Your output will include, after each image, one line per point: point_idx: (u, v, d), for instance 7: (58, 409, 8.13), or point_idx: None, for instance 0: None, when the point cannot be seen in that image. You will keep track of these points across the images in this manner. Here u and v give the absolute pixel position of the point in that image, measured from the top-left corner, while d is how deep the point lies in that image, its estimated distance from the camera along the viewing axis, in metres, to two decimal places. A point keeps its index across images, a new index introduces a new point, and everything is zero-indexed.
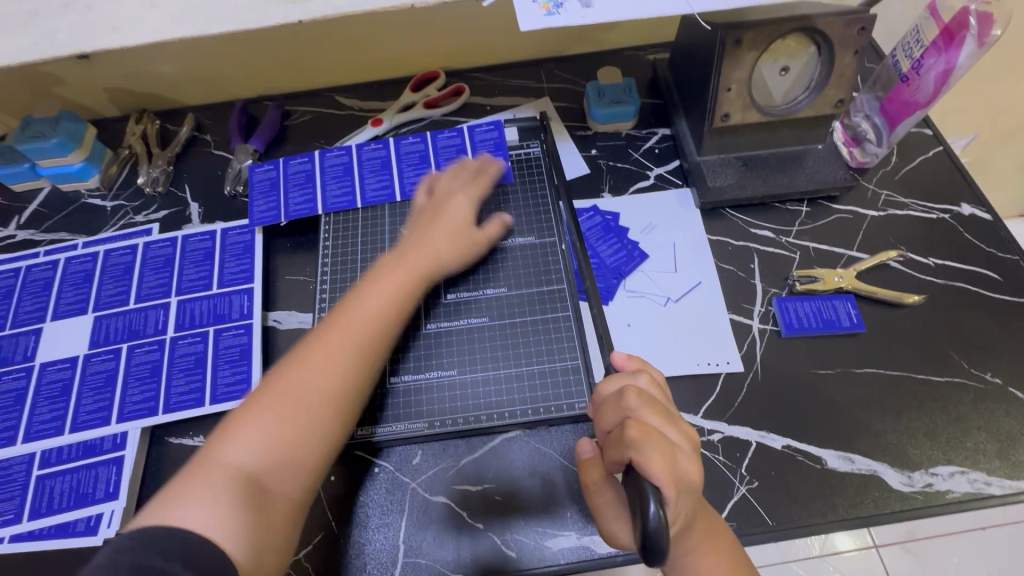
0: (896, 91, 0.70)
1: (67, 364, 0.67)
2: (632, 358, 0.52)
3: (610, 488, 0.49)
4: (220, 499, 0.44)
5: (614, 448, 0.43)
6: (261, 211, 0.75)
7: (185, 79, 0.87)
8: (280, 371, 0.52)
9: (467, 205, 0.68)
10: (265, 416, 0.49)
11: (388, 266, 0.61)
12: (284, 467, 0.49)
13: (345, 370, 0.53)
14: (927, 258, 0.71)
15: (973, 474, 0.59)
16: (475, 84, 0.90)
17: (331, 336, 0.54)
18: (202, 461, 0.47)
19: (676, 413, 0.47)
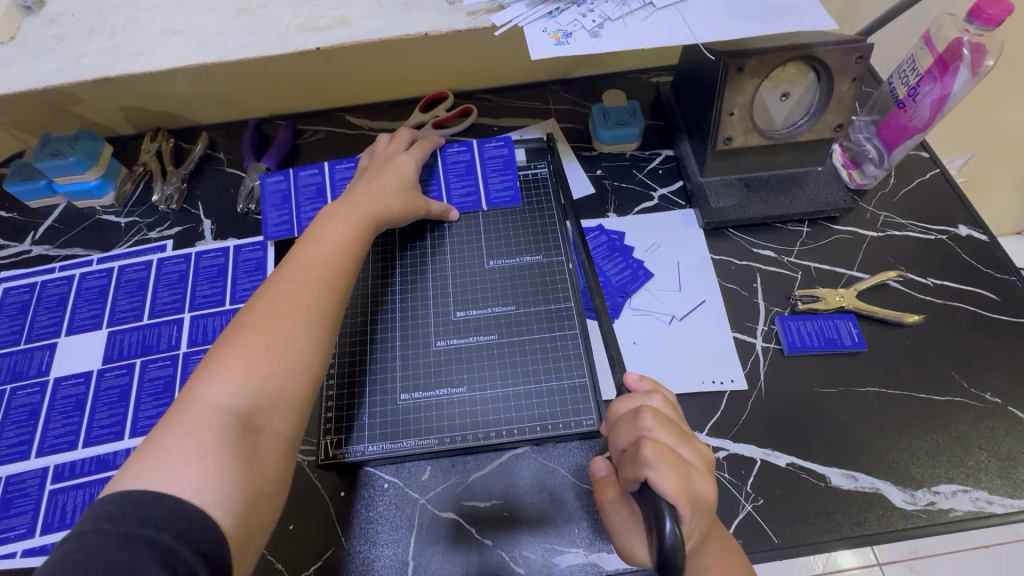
0: (893, 116, 0.73)
1: (81, 379, 0.68)
2: (645, 380, 0.53)
3: (625, 507, 0.49)
4: (210, 433, 0.44)
5: (628, 465, 0.44)
6: (274, 225, 0.76)
7: (200, 99, 0.89)
8: (248, 309, 0.53)
9: (411, 163, 0.72)
10: (244, 351, 0.49)
11: (339, 209, 0.64)
12: (273, 400, 0.49)
13: (308, 291, 0.55)
14: (926, 279, 0.73)
15: (975, 493, 0.60)
16: (483, 105, 0.92)
17: (292, 271, 0.56)
18: (180, 408, 0.46)
19: (690, 433, 0.48)
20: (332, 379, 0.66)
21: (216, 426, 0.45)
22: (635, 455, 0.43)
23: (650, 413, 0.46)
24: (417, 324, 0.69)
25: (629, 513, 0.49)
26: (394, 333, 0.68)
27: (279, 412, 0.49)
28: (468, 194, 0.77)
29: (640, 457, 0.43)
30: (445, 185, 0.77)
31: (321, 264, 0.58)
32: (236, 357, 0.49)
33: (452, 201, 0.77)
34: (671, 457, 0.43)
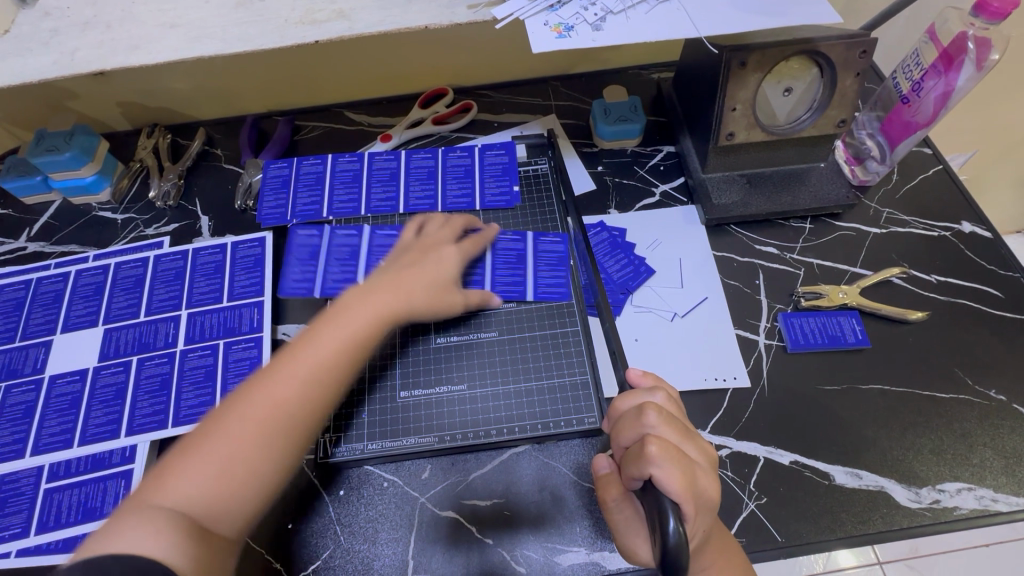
0: (897, 111, 0.72)
1: (77, 377, 0.67)
2: (648, 375, 0.53)
3: (629, 505, 0.48)
4: (152, 537, 0.40)
5: (631, 462, 0.43)
6: (294, 280, 0.70)
7: (198, 94, 0.88)
8: (229, 403, 0.48)
9: (456, 259, 0.64)
10: (210, 457, 0.45)
11: (354, 299, 0.55)
12: (225, 512, 0.45)
13: (296, 403, 0.48)
14: (929, 275, 0.72)
15: (980, 491, 0.59)
16: (483, 100, 0.92)
17: (283, 369, 0.49)
18: (141, 498, 0.43)
19: (694, 431, 0.48)
20: None
21: (170, 519, 0.42)
22: (638, 453, 0.43)
23: (655, 410, 0.45)
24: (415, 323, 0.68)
25: (632, 512, 0.48)
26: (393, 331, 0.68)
27: (230, 520, 0.45)
28: (512, 279, 0.69)
29: (644, 454, 0.42)
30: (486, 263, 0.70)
31: (313, 375, 0.50)
32: (199, 463, 0.45)
33: (494, 286, 0.69)
34: (675, 455, 0.42)
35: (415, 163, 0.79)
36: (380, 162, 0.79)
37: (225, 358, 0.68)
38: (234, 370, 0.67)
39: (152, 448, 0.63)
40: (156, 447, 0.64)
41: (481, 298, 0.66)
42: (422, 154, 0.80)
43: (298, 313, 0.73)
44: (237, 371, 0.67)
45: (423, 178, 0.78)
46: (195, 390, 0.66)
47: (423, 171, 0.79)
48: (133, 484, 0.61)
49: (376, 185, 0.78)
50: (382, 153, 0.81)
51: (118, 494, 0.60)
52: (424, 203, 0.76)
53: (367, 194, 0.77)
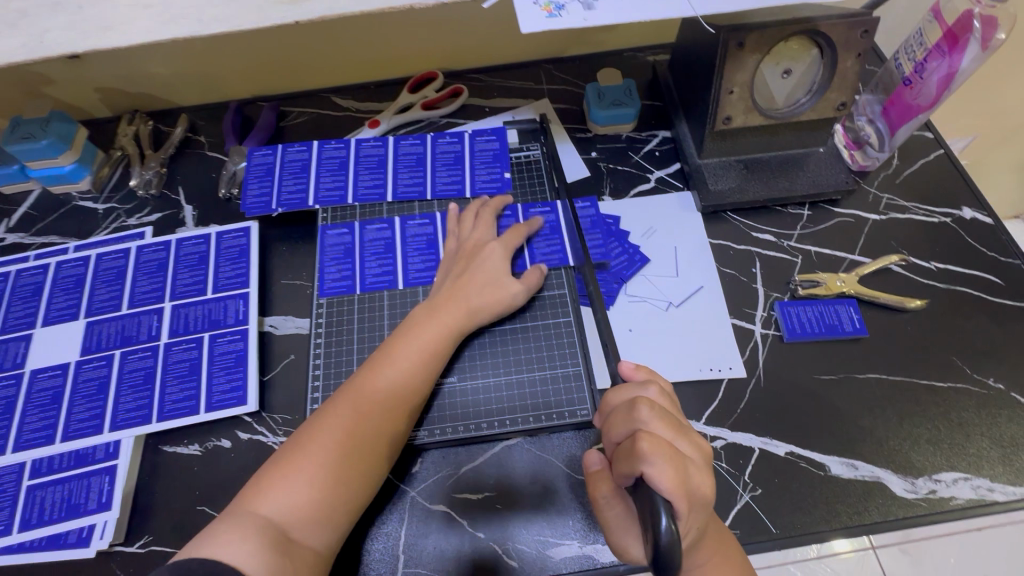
0: (898, 94, 0.70)
1: (58, 371, 0.65)
2: (641, 369, 0.52)
3: (620, 503, 0.47)
4: (252, 540, 0.47)
5: (623, 458, 0.42)
6: (332, 280, 0.69)
7: (179, 80, 0.85)
8: (313, 422, 0.55)
9: (501, 252, 0.66)
10: (301, 470, 0.51)
11: (421, 320, 0.61)
12: (313, 523, 0.50)
13: (376, 420, 0.55)
14: (928, 263, 0.71)
15: (977, 481, 0.58)
16: (473, 84, 0.89)
17: (361, 389, 0.56)
18: (241, 507, 0.50)
19: (687, 425, 0.46)
20: (318, 369, 0.64)
21: (260, 531, 0.48)
22: (630, 449, 0.41)
23: (647, 405, 0.44)
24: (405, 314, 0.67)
25: (624, 509, 0.47)
26: (383, 322, 0.66)
27: (317, 530, 0.50)
28: (552, 253, 0.69)
29: (637, 451, 0.41)
30: (528, 243, 0.70)
31: (390, 394, 0.56)
32: (292, 475, 0.51)
33: (534, 259, 0.69)
34: (669, 451, 0.41)
35: (403, 150, 0.77)
36: (368, 148, 0.77)
37: (210, 352, 0.66)
38: (219, 363, 0.65)
39: (136, 444, 0.62)
40: (141, 442, 0.62)
41: (535, 268, 0.66)
42: (410, 141, 0.78)
43: (285, 304, 0.71)
44: (222, 364, 0.65)
45: (411, 165, 0.76)
46: (180, 384, 0.64)
47: (412, 158, 0.77)
48: (117, 480, 0.59)
49: (363, 173, 0.76)
50: (370, 139, 0.78)
51: (102, 491, 0.59)
52: (413, 191, 0.74)
53: (353, 182, 0.75)
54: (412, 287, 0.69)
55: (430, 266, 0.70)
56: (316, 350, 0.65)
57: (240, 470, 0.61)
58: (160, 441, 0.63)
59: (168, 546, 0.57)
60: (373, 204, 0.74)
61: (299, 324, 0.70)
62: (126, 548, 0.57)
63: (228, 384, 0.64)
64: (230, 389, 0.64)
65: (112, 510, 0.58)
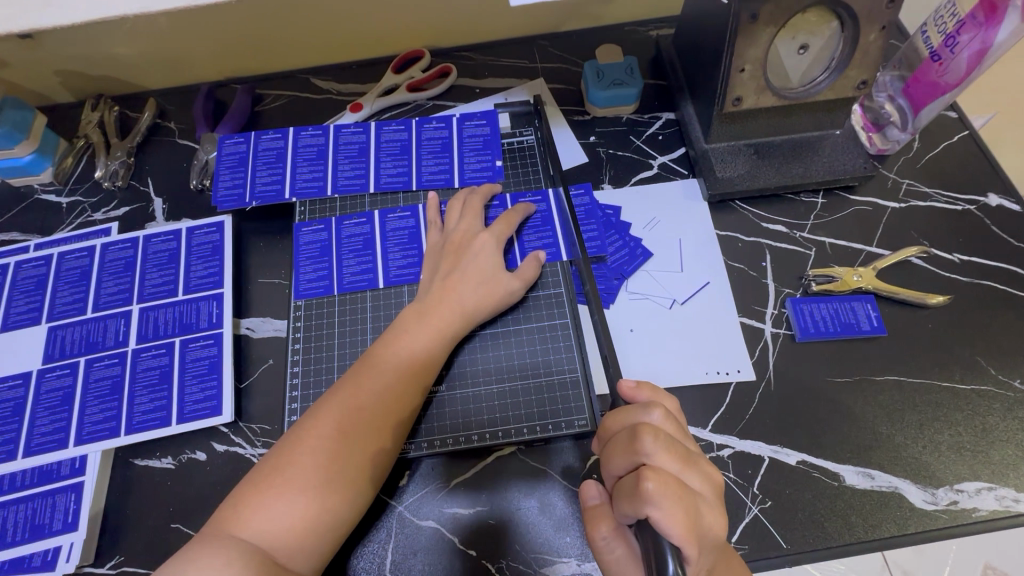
0: (923, 70, 0.64)
1: (20, 381, 0.61)
2: (642, 386, 0.48)
3: (621, 543, 0.44)
4: (237, 567, 0.42)
5: (626, 497, 0.39)
6: (308, 281, 0.64)
7: (143, 61, 0.79)
8: (295, 434, 0.49)
9: (492, 244, 0.61)
10: (286, 488, 0.46)
11: (412, 323, 0.56)
12: (301, 546, 0.45)
13: (369, 430, 0.50)
14: (951, 254, 0.66)
15: (1001, 491, 0.55)
16: (462, 63, 0.83)
17: (349, 397, 0.51)
18: (220, 530, 0.45)
19: (694, 453, 0.44)
20: (297, 376, 0.60)
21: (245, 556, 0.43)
22: (634, 488, 0.39)
23: (651, 434, 0.41)
24: (388, 315, 0.62)
25: (626, 549, 0.44)
26: (365, 326, 0.62)
27: (305, 555, 0.45)
28: (546, 245, 0.64)
29: (641, 491, 0.38)
30: (519, 235, 0.65)
31: (382, 403, 0.51)
32: (278, 494, 0.46)
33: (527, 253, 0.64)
34: (675, 490, 0.38)
35: (386, 137, 0.72)
36: (348, 134, 0.72)
37: (182, 358, 0.62)
38: (192, 370, 0.61)
39: (105, 458, 0.58)
40: (110, 456, 0.58)
41: (531, 258, 0.61)
42: (394, 126, 0.72)
43: (262, 305, 0.66)
44: (195, 372, 0.61)
45: (395, 153, 0.71)
46: (150, 394, 0.60)
47: (396, 145, 0.71)
48: (84, 498, 0.56)
49: (343, 162, 0.70)
50: (350, 125, 0.72)
51: (67, 510, 0.55)
52: (397, 181, 0.69)
53: (333, 172, 0.69)
54: (395, 285, 0.64)
55: (412, 261, 0.65)
56: (294, 356, 0.61)
57: (216, 486, 0.57)
58: (131, 455, 0.59)
59: (140, 567, 0.54)
60: (354, 196, 0.69)
61: (277, 327, 0.65)
62: (96, 569, 0.54)
63: (202, 393, 0.60)
64: (203, 398, 0.60)
65: (79, 531, 0.54)
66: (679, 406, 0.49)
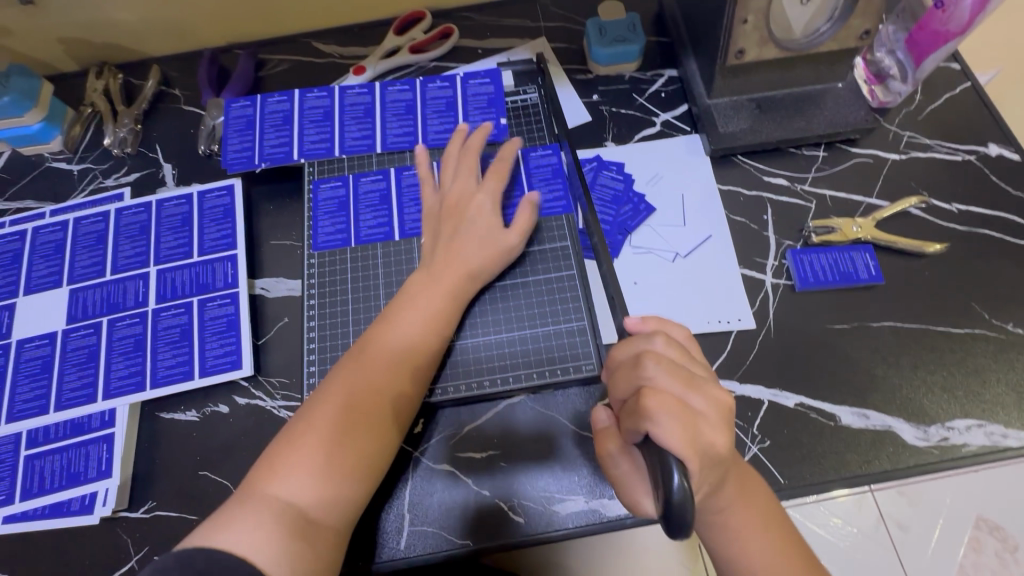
0: (928, 18, 0.64)
1: (46, 340, 0.64)
2: (648, 321, 0.50)
3: (627, 460, 0.48)
4: (268, 528, 0.44)
5: (630, 416, 0.43)
6: (326, 233, 0.66)
7: (145, 27, 0.79)
8: (320, 396, 0.52)
9: (491, 204, 0.62)
10: (314, 447, 0.49)
11: (420, 285, 0.58)
12: (330, 501, 0.48)
13: (385, 390, 0.53)
14: (950, 204, 0.67)
15: (990, 427, 0.57)
16: (464, 24, 0.82)
17: (368, 356, 0.54)
18: (253, 490, 0.47)
19: (702, 377, 0.45)
20: (313, 331, 0.62)
21: (276, 517, 0.45)
22: (637, 408, 0.42)
23: (654, 361, 0.44)
24: (400, 271, 0.64)
25: (631, 466, 0.48)
26: (377, 282, 0.64)
27: (337, 509, 0.48)
28: (546, 199, 0.66)
29: (645, 410, 0.41)
30: (511, 194, 0.66)
31: (397, 359, 0.54)
32: (307, 454, 0.49)
33: (538, 208, 0.65)
34: (677, 408, 0.41)
35: (391, 97, 0.72)
36: (353, 95, 0.72)
37: (201, 316, 0.64)
38: (211, 328, 0.63)
39: (132, 412, 0.61)
40: (137, 410, 0.61)
41: (527, 203, 0.62)
42: (398, 86, 0.73)
43: (275, 266, 0.68)
44: (214, 329, 0.63)
45: (400, 113, 0.71)
46: (173, 350, 0.63)
47: (401, 105, 0.72)
48: (115, 448, 0.59)
49: (349, 123, 0.71)
50: (355, 85, 0.73)
51: (101, 459, 0.58)
52: (403, 141, 0.70)
53: (340, 133, 0.70)
54: (408, 238, 0.65)
55: None
56: (309, 312, 0.63)
57: (240, 435, 0.60)
58: (156, 409, 0.62)
59: (173, 510, 0.57)
60: (360, 155, 0.70)
61: (291, 286, 0.67)
62: (132, 513, 0.57)
63: (221, 349, 0.62)
64: (223, 354, 0.62)
65: (113, 478, 0.57)
66: (691, 335, 0.51)
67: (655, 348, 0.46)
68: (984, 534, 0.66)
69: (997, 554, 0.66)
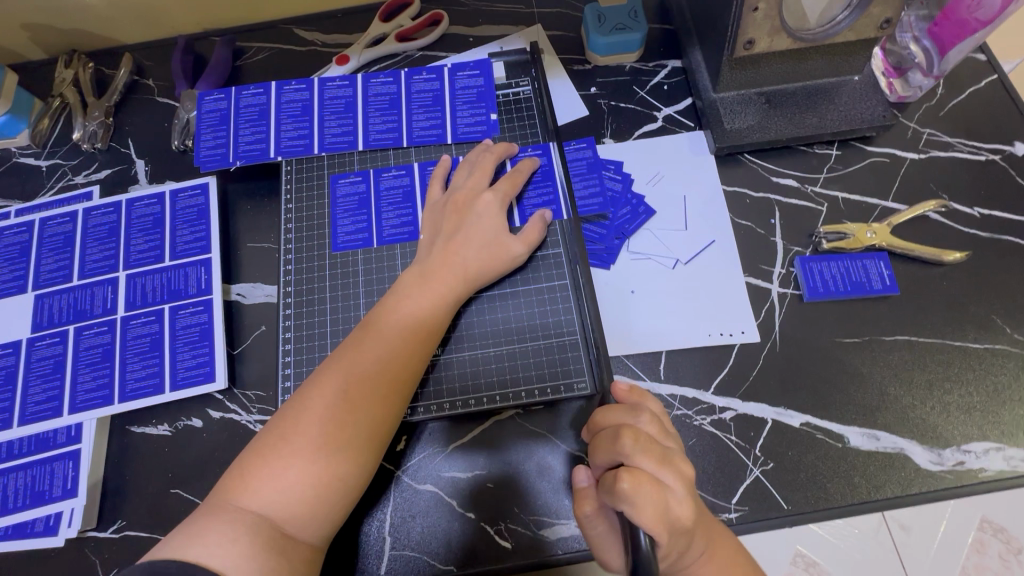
0: (953, 6, 0.59)
1: (10, 350, 0.60)
2: (635, 390, 0.48)
3: (603, 521, 0.45)
4: (242, 542, 0.41)
5: (605, 494, 0.39)
6: (347, 233, 0.62)
7: (114, 12, 0.74)
8: (299, 402, 0.48)
9: (496, 206, 0.58)
10: (294, 457, 0.45)
11: (415, 287, 0.54)
12: (309, 516, 0.45)
13: (374, 401, 0.49)
14: (971, 208, 0.63)
15: (1010, 451, 0.54)
16: (455, 9, 0.77)
17: (352, 367, 0.50)
18: (225, 500, 0.44)
19: (676, 451, 0.43)
20: (290, 343, 0.58)
21: (250, 532, 0.42)
22: (612, 487, 0.39)
23: (631, 437, 0.41)
24: (382, 279, 0.60)
25: (608, 529, 0.45)
26: (358, 290, 0.60)
27: (314, 524, 0.45)
28: (546, 202, 0.61)
29: (618, 490, 0.38)
30: (519, 197, 0.61)
31: (385, 369, 0.50)
32: (282, 466, 0.45)
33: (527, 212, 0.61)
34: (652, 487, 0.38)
35: (374, 90, 0.68)
36: (334, 87, 0.68)
37: (172, 325, 0.60)
38: (183, 338, 0.60)
39: (100, 427, 0.58)
40: (106, 424, 0.58)
41: (537, 217, 0.59)
42: (382, 78, 0.68)
43: (251, 270, 0.64)
44: (186, 339, 0.60)
45: (384, 107, 0.67)
46: (142, 361, 0.59)
47: (385, 99, 0.67)
48: (82, 465, 0.56)
49: (330, 117, 0.66)
50: (336, 78, 0.68)
51: (67, 477, 0.55)
52: (387, 137, 0.65)
53: (320, 128, 0.66)
54: (388, 245, 0.62)
55: (409, 220, 0.62)
56: (286, 322, 0.59)
57: (214, 451, 0.57)
58: (126, 423, 0.59)
59: (143, 531, 0.54)
60: (340, 152, 0.66)
61: (268, 292, 0.63)
62: (100, 533, 0.54)
63: (194, 360, 0.59)
64: (196, 366, 0.59)
65: (78, 497, 0.54)
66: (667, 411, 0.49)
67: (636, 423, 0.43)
68: (989, 536, 0.63)
69: (1001, 556, 0.63)
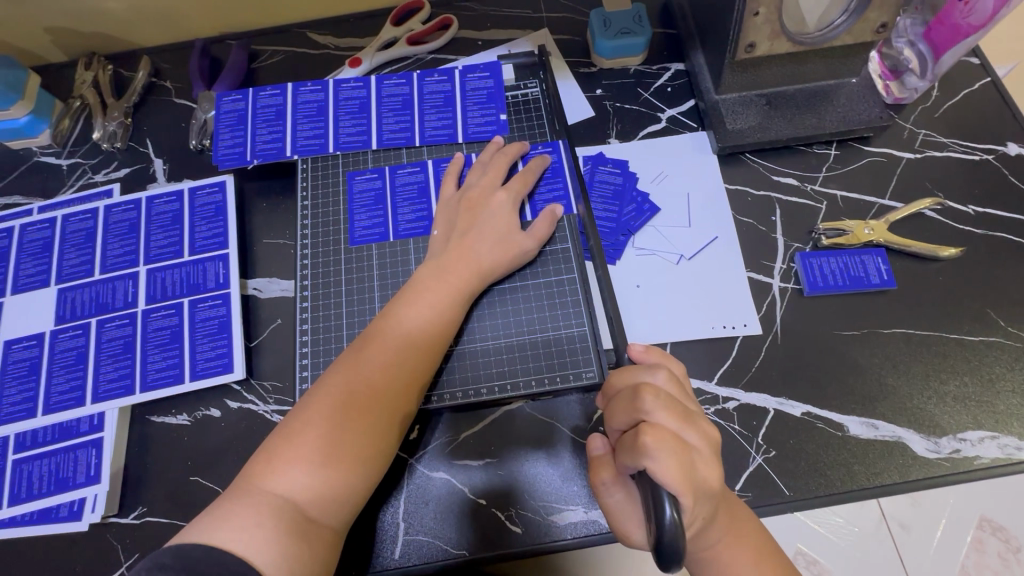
0: (948, 10, 0.61)
1: (34, 341, 0.62)
2: (651, 352, 0.50)
3: (620, 488, 0.47)
4: (267, 526, 0.43)
5: (627, 452, 0.41)
6: (362, 229, 0.64)
7: (134, 16, 0.76)
8: (321, 390, 0.50)
9: (509, 204, 0.60)
10: (317, 441, 0.47)
11: (431, 280, 0.56)
12: (331, 500, 0.46)
13: (393, 389, 0.50)
14: (966, 206, 0.65)
15: (1004, 439, 0.56)
16: (464, 14, 0.79)
17: (372, 356, 0.52)
18: (251, 485, 0.46)
19: (695, 412, 0.45)
20: (306, 334, 0.60)
21: (275, 517, 0.44)
22: (634, 444, 0.41)
23: (651, 393, 0.43)
24: (395, 274, 0.62)
25: (624, 495, 0.47)
26: (372, 284, 0.62)
27: (336, 508, 0.47)
28: (556, 198, 0.63)
29: (639, 446, 0.40)
30: (530, 195, 0.63)
31: (403, 359, 0.52)
32: (305, 453, 0.46)
33: (537, 209, 0.63)
34: (673, 445, 0.40)
35: (387, 91, 0.70)
36: (349, 88, 0.70)
37: (191, 318, 0.62)
38: (202, 330, 0.62)
39: (121, 416, 0.59)
40: (127, 414, 0.60)
41: (548, 213, 0.61)
42: (395, 80, 0.70)
43: (268, 265, 0.66)
44: (205, 331, 0.62)
45: (397, 107, 0.69)
46: (163, 352, 0.61)
47: (397, 99, 0.69)
48: (104, 453, 0.57)
49: (344, 117, 0.69)
50: (350, 79, 0.71)
51: (90, 464, 0.57)
52: (399, 137, 0.68)
53: (334, 128, 0.68)
54: (402, 240, 0.64)
55: (423, 216, 0.64)
56: (303, 315, 0.61)
57: (232, 440, 0.59)
58: (147, 412, 0.60)
59: (163, 516, 0.56)
60: (354, 151, 0.68)
61: (284, 287, 0.65)
62: (121, 518, 0.56)
63: (212, 351, 0.61)
64: (214, 357, 0.61)
65: (101, 484, 0.56)
66: (686, 371, 0.51)
67: (654, 381, 0.45)
68: (988, 536, 0.65)
69: (1001, 556, 0.64)
